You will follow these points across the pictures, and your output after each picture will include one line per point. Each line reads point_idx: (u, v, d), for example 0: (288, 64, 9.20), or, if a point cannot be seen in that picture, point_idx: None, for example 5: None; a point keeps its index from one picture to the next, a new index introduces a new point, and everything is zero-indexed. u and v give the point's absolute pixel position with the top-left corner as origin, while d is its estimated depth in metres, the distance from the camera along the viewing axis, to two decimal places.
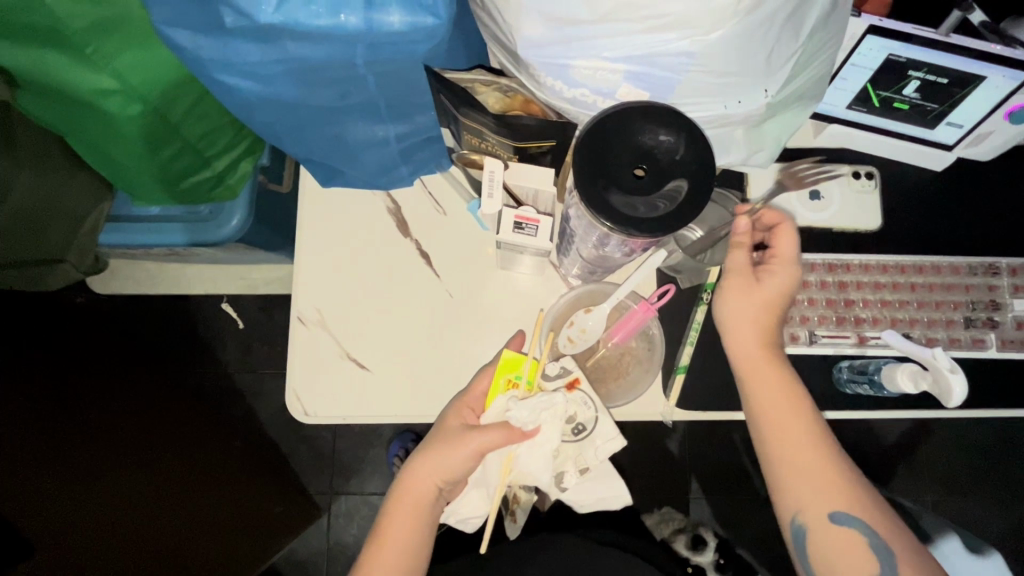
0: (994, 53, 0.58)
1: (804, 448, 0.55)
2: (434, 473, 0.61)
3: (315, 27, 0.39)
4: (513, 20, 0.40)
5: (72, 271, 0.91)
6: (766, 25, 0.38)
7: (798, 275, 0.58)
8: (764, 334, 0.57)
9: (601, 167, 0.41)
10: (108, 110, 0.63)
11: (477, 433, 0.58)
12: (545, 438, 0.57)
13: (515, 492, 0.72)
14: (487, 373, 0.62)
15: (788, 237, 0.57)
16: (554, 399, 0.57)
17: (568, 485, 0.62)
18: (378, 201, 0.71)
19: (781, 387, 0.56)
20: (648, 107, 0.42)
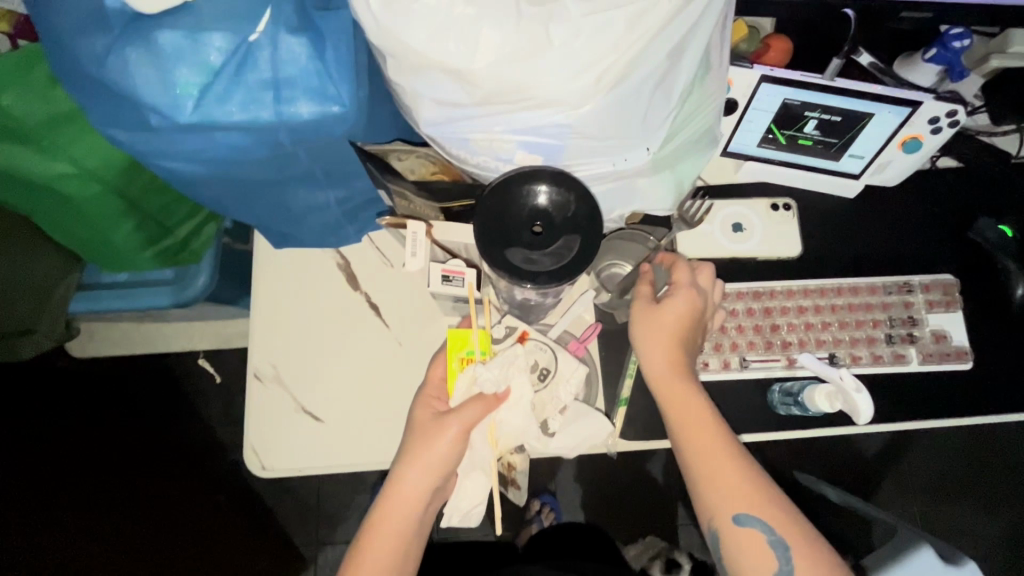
0: (876, 94, 0.64)
1: (722, 467, 0.57)
2: (423, 474, 0.61)
3: (232, 122, 0.43)
4: (412, 104, 0.45)
5: (43, 340, 0.92)
6: (633, 95, 0.44)
7: (699, 300, 0.61)
8: (677, 361, 0.60)
9: (502, 225, 0.46)
10: (66, 191, 0.67)
11: (454, 415, 0.60)
12: (518, 394, 0.60)
13: (509, 459, 0.71)
14: (439, 358, 0.63)
15: (685, 269, 0.62)
16: (513, 353, 0.61)
17: (556, 429, 0.64)
18: (329, 258, 0.75)
19: (693, 400, 0.59)
20: (540, 168, 0.46)
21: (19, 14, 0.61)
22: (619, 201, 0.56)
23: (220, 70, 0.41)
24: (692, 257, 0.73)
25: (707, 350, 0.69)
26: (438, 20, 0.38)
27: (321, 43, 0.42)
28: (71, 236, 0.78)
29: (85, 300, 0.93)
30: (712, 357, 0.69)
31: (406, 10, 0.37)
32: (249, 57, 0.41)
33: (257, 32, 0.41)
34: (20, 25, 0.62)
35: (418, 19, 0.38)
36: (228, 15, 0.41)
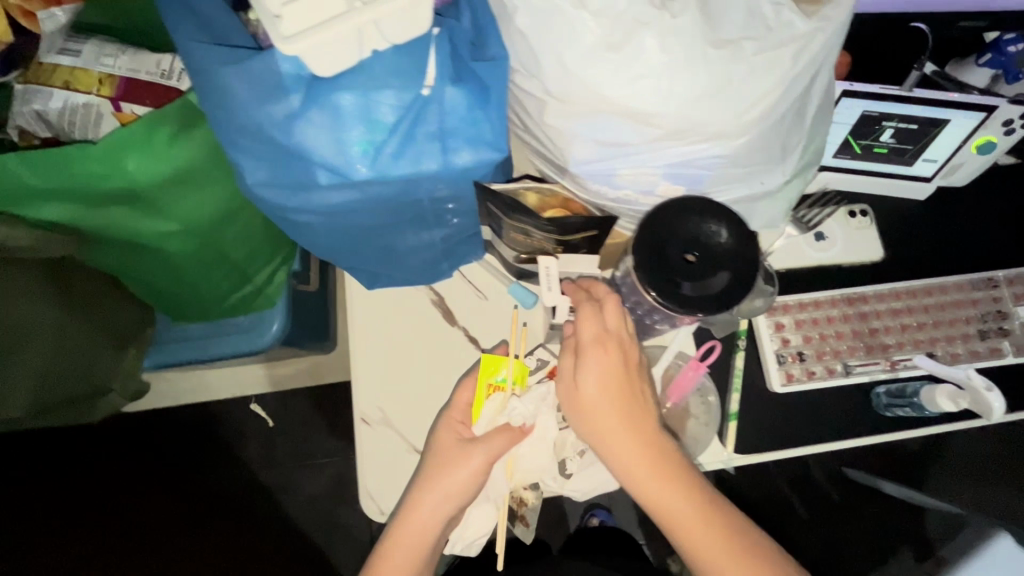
0: (954, 101, 0.67)
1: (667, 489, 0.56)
2: (442, 500, 0.64)
3: (398, 175, 0.43)
4: (566, 145, 0.45)
5: (115, 399, 0.88)
6: (781, 124, 0.45)
7: (622, 346, 0.57)
8: (615, 398, 0.56)
9: (655, 243, 0.47)
10: (167, 250, 0.67)
11: (481, 445, 0.63)
12: (543, 429, 0.65)
13: (520, 494, 0.68)
14: (467, 382, 0.66)
15: (589, 314, 0.57)
16: (545, 390, 0.65)
17: (572, 471, 0.67)
18: (421, 295, 0.76)
19: (652, 458, 0.56)
20: (710, 202, 0.47)
21: (121, 79, 0.62)
22: None
23: (394, 127, 0.42)
24: (780, 269, 0.75)
25: (809, 359, 0.71)
26: (632, 67, 0.38)
27: (482, 93, 0.44)
28: (152, 290, 0.77)
29: (160, 353, 0.93)
30: (816, 365, 0.71)
31: (598, 59, 0.38)
32: (421, 111, 0.42)
33: (428, 87, 0.42)
34: (123, 89, 0.62)
35: (610, 66, 0.38)
36: (401, 72, 0.42)
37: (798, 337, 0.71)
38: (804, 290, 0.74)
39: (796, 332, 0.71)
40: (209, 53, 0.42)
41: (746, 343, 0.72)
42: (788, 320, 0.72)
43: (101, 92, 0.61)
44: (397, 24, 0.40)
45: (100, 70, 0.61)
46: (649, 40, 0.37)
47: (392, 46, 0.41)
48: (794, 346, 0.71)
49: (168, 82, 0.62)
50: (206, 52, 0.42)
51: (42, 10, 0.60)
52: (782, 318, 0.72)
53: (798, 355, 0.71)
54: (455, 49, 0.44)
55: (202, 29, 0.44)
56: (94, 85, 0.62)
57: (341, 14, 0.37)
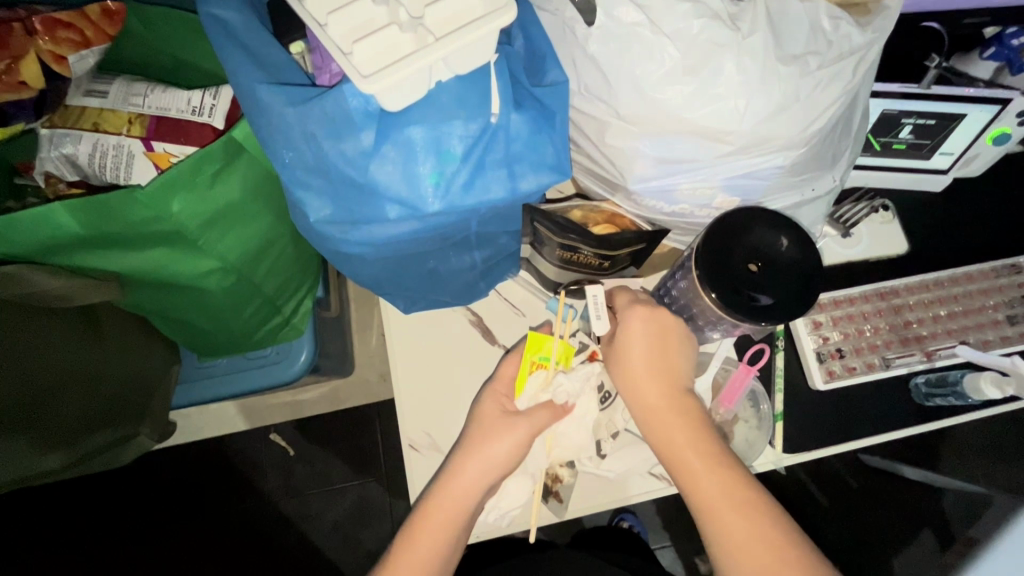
0: (971, 96, 0.68)
1: (683, 432, 0.56)
2: (482, 472, 0.61)
3: (468, 203, 0.43)
4: (628, 165, 0.46)
5: (145, 442, 0.86)
6: (834, 131, 0.47)
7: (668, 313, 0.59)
8: (647, 345, 0.58)
9: (722, 253, 0.47)
10: (205, 288, 0.66)
11: (526, 417, 0.62)
12: (584, 410, 0.65)
13: (555, 470, 0.67)
14: (512, 357, 0.66)
15: (623, 292, 0.61)
16: (589, 369, 0.65)
17: (607, 452, 0.67)
18: (460, 317, 0.75)
19: (678, 411, 0.57)
20: (779, 217, 0.48)
21: (152, 118, 0.60)
22: None
23: (464, 157, 0.42)
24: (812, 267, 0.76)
25: (849, 354, 0.72)
26: (708, 88, 0.39)
27: (544, 117, 0.44)
28: (184, 328, 0.76)
29: (186, 391, 0.91)
30: (856, 361, 0.72)
31: (672, 81, 0.39)
32: (489, 140, 0.42)
33: (495, 115, 0.42)
34: (154, 128, 0.60)
35: (686, 88, 0.39)
36: (466, 102, 0.42)
37: (836, 334, 0.72)
38: (837, 287, 0.75)
39: (834, 329, 0.73)
40: (273, 93, 0.42)
41: (785, 343, 0.73)
42: (825, 317, 0.73)
43: (132, 132, 0.60)
44: (467, 56, 0.40)
45: (129, 111, 0.61)
46: (726, 61, 0.38)
47: (456, 76, 0.41)
48: (833, 344, 0.72)
49: (198, 118, 0.61)
50: (267, 91, 0.42)
51: (73, 54, 0.62)
52: (819, 316, 0.73)
53: (837, 352, 0.72)
54: (516, 75, 0.44)
55: (261, 67, 0.44)
56: (125, 126, 0.60)
57: (418, 50, 0.38)
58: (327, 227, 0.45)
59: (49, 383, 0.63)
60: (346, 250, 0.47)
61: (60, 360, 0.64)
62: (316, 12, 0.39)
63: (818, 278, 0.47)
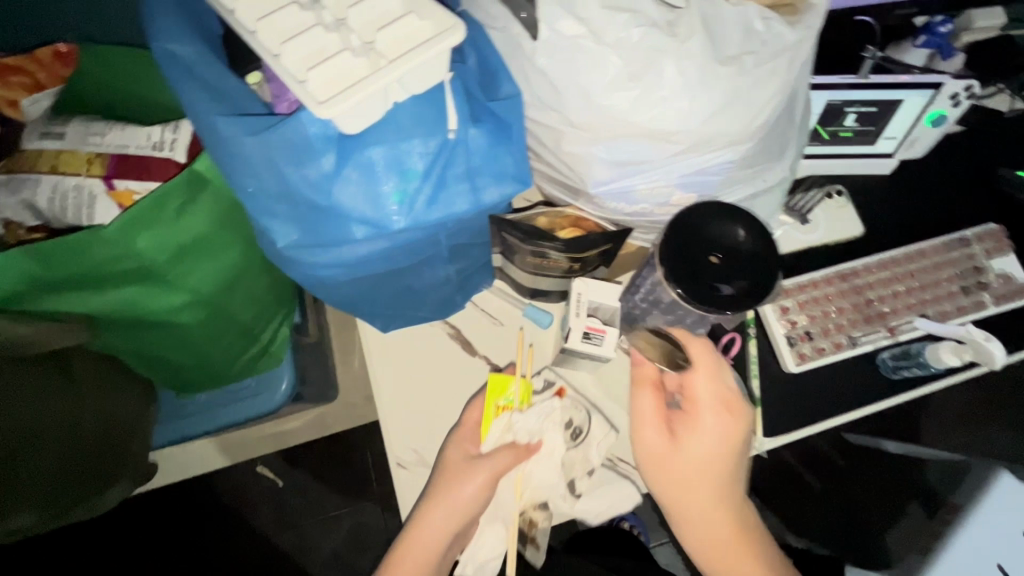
0: (907, 83, 0.73)
1: (710, 500, 0.61)
2: (450, 517, 0.64)
3: (432, 219, 0.44)
4: (587, 170, 0.48)
5: (126, 486, 0.84)
6: (779, 124, 0.49)
7: (724, 399, 0.59)
8: (699, 418, 0.60)
9: (683, 248, 0.49)
10: (178, 322, 0.65)
11: (485, 461, 0.64)
12: (548, 448, 0.66)
13: (530, 515, 0.68)
14: (476, 403, 0.67)
15: (700, 347, 0.59)
16: (550, 406, 0.66)
17: (581, 492, 0.67)
18: (439, 330, 0.76)
19: (710, 500, 0.61)
20: (736, 208, 0.50)
21: (112, 156, 0.60)
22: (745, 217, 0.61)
23: (425, 173, 0.43)
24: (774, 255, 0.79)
25: (817, 336, 0.75)
26: (653, 93, 0.41)
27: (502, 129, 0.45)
28: (160, 364, 0.75)
29: (166, 429, 0.89)
30: (824, 342, 0.74)
31: (619, 88, 0.41)
32: (449, 156, 0.43)
33: (453, 131, 0.43)
34: (115, 166, 0.60)
35: (634, 93, 0.41)
36: (425, 120, 0.43)
37: (804, 317, 0.75)
38: (799, 272, 0.78)
39: (801, 313, 0.75)
40: (232, 126, 0.42)
41: (757, 331, 0.75)
42: (792, 302, 0.75)
43: (92, 171, 0.60)
44: (420, 76, 0.41)
45: (88, 150, 0.60)
46: (668, 67, 0.40)
47: (413, 96, 0.42)
48: (801, 327, 0.75)
49: (159, 152, 0.61)
50: (225, 122, 0.42)
51: (26, 98, 0.62)
52: (786, 301, 0.75)
53: (806, 334, 0.74)
54: (470, 91, 0.46)
55: (219, 100, 0.44)
56: (84, 166, 0.60)
57: (370, 74, 0.39)
58: (296, 253, 0.45)
59: (20, 436, 0.61)
60: (316, 273, 0.47)
61: (28, 410, 0.62)
62: (271, 44, 0.41)
63: (775, 265, 0.49)
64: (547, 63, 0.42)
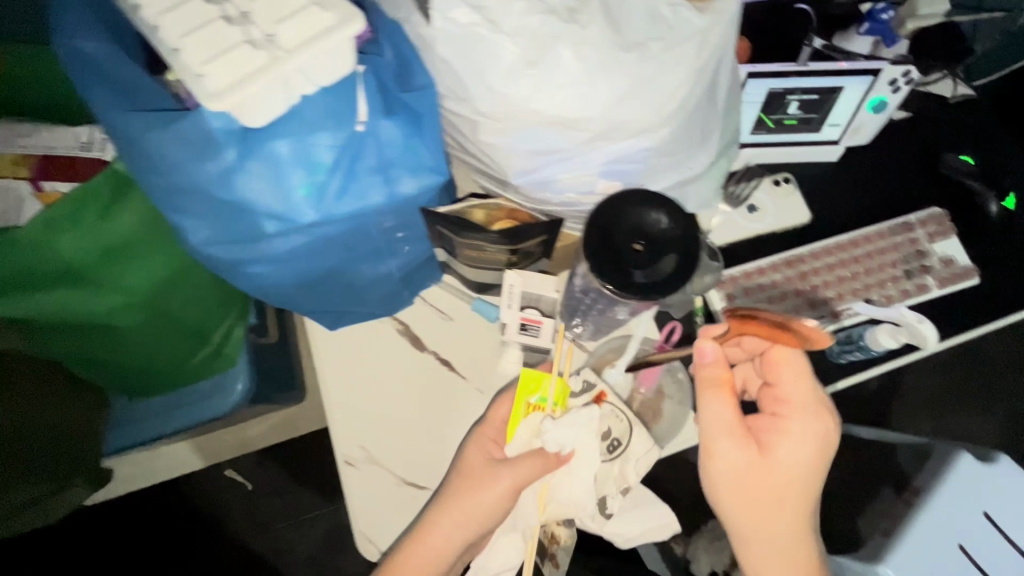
0: (845, 69, 0.73)
1: (782, 520, 0.57)
2: (460, 527, 0.62)
3: (345, 212, 0.44)
4: (505, 160, 0.48)
5: (81, 490, 0.83)
6: (698, 110, 0.49)
7: (803, 415, 0.57)
8: (783, 432, 0.57)
9: (606, 238, 0.49)
10: (116, 324, 0.64)
11: (510, 468, 0.61)
12: (579, 459, 0.62)
13: (553, 530, 0.70)
14: (505, 399, 0.65)
15: (784, 360, 0.58)
16: (586, 414, 0.62)
17: (612, 510, 0.65)
18: (388, 326, 0.75)
19: (784, 529, 0.57)
20: (659, 194, 0.50)
21: (38, 158, 0.59)
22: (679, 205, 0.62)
23: (334, 165, 0.43)
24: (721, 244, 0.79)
25: None
26: (554, 80, 0.41)
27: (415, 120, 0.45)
28: (106, 369, 0.74)
29: (120, 434, 0.88)
30: None
31: (520, 75, 0.41)
32: (358, 148, 0.43)
33: (361, 123, 0.43)
34: (42, 168, 0.59)
35: (538, 82, 0.41)
36: (332, 112, 0.43)
37: (750, 304, 0.76)
38: (747, 260, 0.79)
39: (747, 300, 0.75)
40: (134, 121, 0.42)
41: (705, 318, 0.75)
42: (738, 290, 0.76)
43: (18, 174, 0.59)
44: (322, 66, 0.41)
45: (13, 152, 0.59)
46: (567, 53, 0.40)
47: (320, 88, 0.42)
48: None
49: (89, 153, 0.60)
50: (127, 119, 0.42)
51: None
52: (732, 289, 0.75)
53: None
54: (382, 83, 0.45)
55: (122, 95, 0.43)
56: (9, 167, 0.59)
57: (266, 66, 0.38)
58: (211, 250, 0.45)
59: None
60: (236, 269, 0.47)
61: None
62: (168, 37, 0.40)
63: (696, 251, 0.49)
64: (448, 52, 0.41)
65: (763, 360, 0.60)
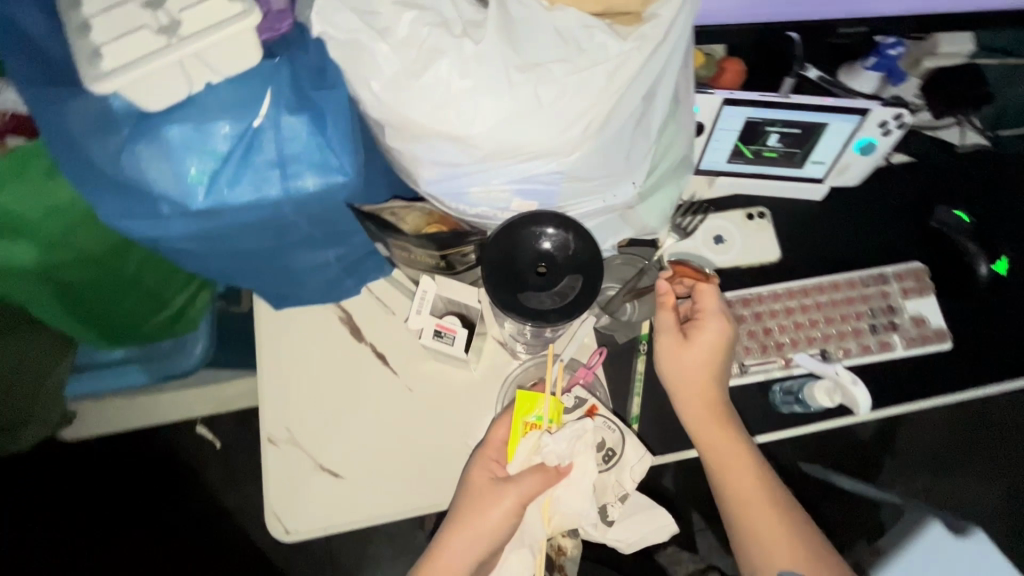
0: (831, 105, 0.68)
1: (720, 429, 0.63)
2: (470, 544, 0.60)
3: (241, 201, 0.46)
4: (413, 169, 0.49)
5: (41, 428, 0.90)
6: (617, 137, 0.48)
7: (730, 328, 0.64)
8: (712, 352, 0.63)
9: (505, 258, 0.49)
10: (66, 278, 0.68)
11: (514, 485, 0.59)
12: (581, 472, 0.60)
13: (560, 542, 0.71)
14: (503, 419, 0.63)
15: (709, 291, 0.64)
16: (581, 427, 0.60)
17: (614, 518, 0.65)
18: (330, 314, 0.75)
19: (726, 440, 0.63)
20: (545, 214, 0.49)
21: None
22: (610, 228, 0.62)
23: (228, 155, 0.45)
24: None
25: None
26: (435, 94, 0.43)
27: (320, 120, 0.46)
28: (65, 321, 0.77)
29: (86, 380, 0.91)
30: None
31: (404, 85, 0.43)
32: (254, 141, 0.45)
33: (261, 117, 0.45)
34: None
35: (433, 95, 0.43)
36: (236, 103, 0.45)
37: None
38: None
39: None
40: (58, 100, 0.45)
41: (649, 347, 0.73)
42: None
43: None
44: (223, 57, 0.42)
45: None
46: (447, 68, 0.42)
47: (226, 79, 0.44)
48: None
49: None
50: (45, 95, 0.45)
51: None
52: None
53: None
54: (295, 77, 0.46)
55: (46, 71, 0.46)
56: None
57: (156, 52, 0.40)
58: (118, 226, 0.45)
59: None
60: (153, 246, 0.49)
61: None
62: (76, 12, 0.41)
63: (596, 267, 0.49)
64: (339, 56, 0.43)
65: (696, 292, 0.65)
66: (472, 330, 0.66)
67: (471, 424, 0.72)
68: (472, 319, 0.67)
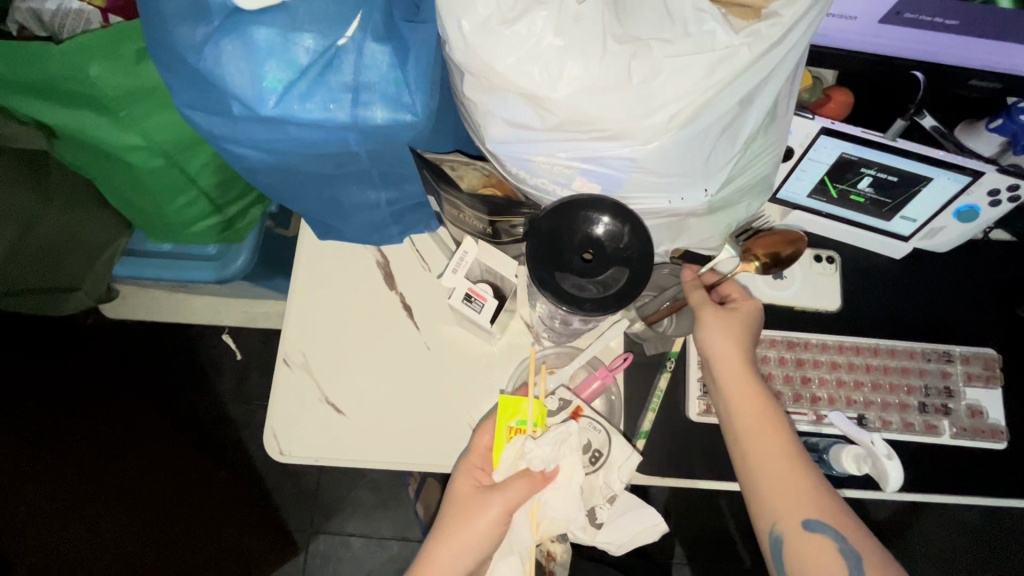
0: (940, 159, 0.61)
1: (761, 407, 0.57)
2: (458, 556, 0.58)
3: (309, 118, 0.47)
4: (483, 122, 0.47)
5: (83, 299, 0.93)
6: (699, 137, 0.45)
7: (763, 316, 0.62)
8: (746, 335, 0.60)
9: (553, 235, 0.48)
10: (132, 162, 0.69)
11: (499, 493, 0.58)
12: (567, 476, 0.59)
13: (549, 548, 0.71)
14: (487, 426, 0.62)
15: (732, 285, 0.64)
16: (565, 430, 0.59)
17: (603, 520, 0.64)
18: (369, 255, 0.76)
19: (765, 420, 0.57)
20: (605, 199, 0.48)
21: None
22: (668, 233, 0.59)
23: (307, 69, 0.46)
24: None
25: None
26: (522, 47, 0.41)
27: (403, 54, 0.46)
28: (124, 203, 0.80)
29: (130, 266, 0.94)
30: None
31: (493, 32, 0.41)
32: (335, 60, 0.46)
33: (347, 38, 0.45)
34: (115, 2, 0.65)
35: (519, 48, 0.41)
36: (326, 19, 0.45)
37: None
38: None
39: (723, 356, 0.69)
40: None
41: (675, 365, 0.70)
42: None
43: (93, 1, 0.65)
44: None
45: None
46: (541, 23, 0.41)
47: None
48: None
49: None
50: None
51: None
52: None
53: None
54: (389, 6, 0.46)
55: None
56: None
57: None
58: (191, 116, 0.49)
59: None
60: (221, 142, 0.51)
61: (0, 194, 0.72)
62: None
63: (647, 259, 0.46)
64: None
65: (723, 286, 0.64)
66: (501, 304, 0.65)
67: (479, 396, 0.71)
68: (504, 292, 0.65)
